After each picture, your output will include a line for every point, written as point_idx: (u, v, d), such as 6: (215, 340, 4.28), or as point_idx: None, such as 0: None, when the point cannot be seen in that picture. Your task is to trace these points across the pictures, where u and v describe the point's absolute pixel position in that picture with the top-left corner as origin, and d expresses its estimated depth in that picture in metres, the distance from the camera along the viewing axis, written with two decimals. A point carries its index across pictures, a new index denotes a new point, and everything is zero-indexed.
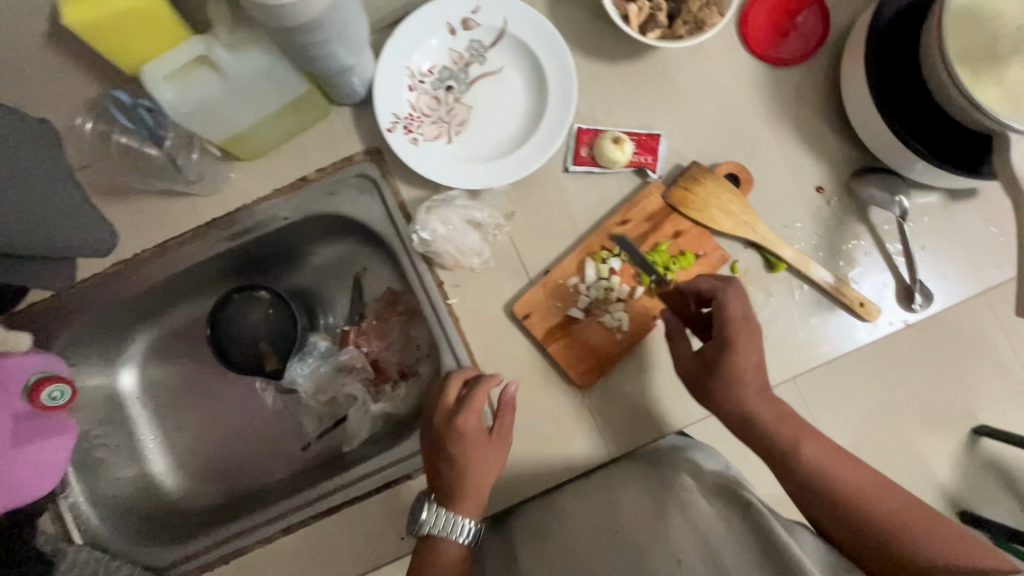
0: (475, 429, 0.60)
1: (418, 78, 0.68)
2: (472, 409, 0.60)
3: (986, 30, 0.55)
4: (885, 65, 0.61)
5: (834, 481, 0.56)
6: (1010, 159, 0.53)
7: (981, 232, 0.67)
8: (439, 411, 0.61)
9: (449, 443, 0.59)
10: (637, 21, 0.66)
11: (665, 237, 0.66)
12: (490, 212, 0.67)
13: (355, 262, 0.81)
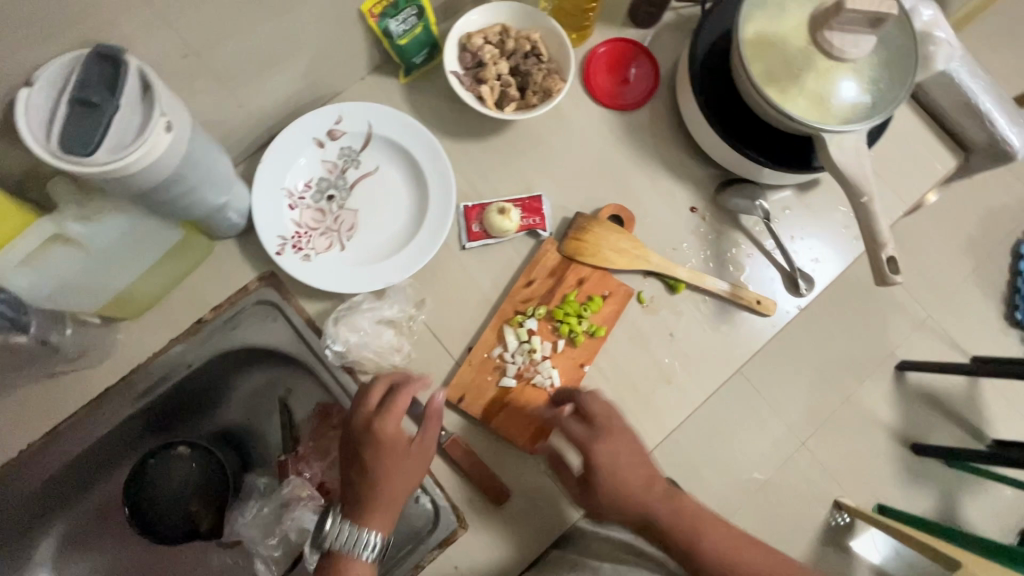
0: (394, 437, 0.56)
1: (297, 195, 0.68)
2: (394, 412, 0.57)
3: (783, 50, 0.64)
4: (713, 93, 0.69)
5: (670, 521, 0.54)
6: (832, 155, 0.61)
7: (834, 213, 0.76)
8: (365, 411, 0.58)
9: (365, 438, 0.56)
10: (492, 99, 0.70)
11: (571, 287, 0.69)
12: (400, 307, 0.67)
13: (279, 386, 0.77)
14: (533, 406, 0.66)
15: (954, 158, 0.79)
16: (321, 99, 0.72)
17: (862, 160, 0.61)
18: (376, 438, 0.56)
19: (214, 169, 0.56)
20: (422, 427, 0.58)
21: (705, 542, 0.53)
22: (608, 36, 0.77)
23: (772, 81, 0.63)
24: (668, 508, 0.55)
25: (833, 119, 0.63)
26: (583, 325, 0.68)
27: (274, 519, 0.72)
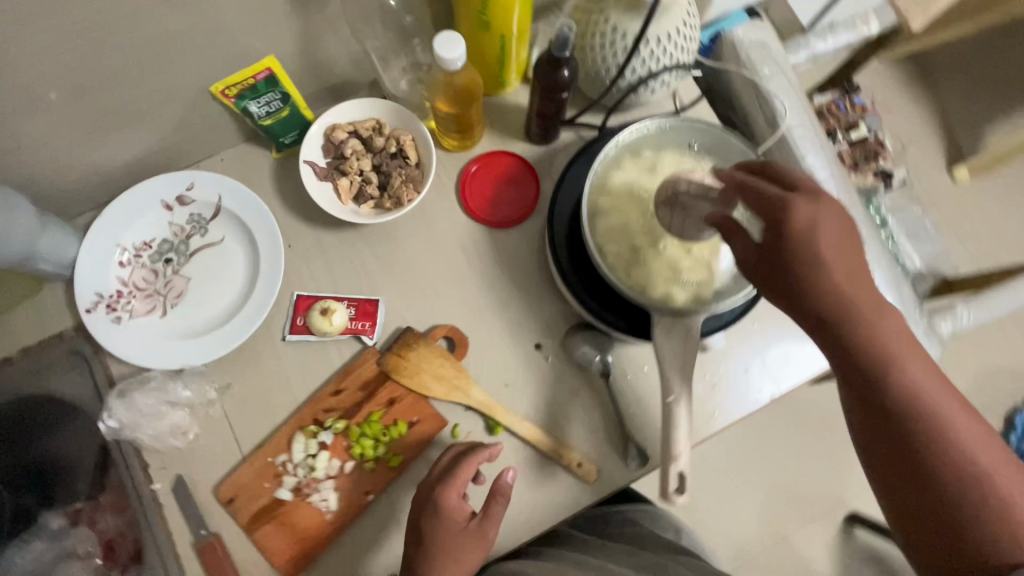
0: (453, 512, 0.57)
1: (133, 253, 0.68)
2: (455, 488, 0.58)
3: (636, 214, 0.63)
4: (569, 235, 0.65)
5: (895, 353, 0.45)
6: (655, 336, 0.56)
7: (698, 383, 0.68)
8: (428, 479, 0.60)
9: (424, 507, 0.58)
10: (348, 194, 0.68)
11: (379, 405, 0.65)
12: (197, 389, 0.64)
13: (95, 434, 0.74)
14: (302, 526, 0.62)
15: None
16: (187, 159, 0.71)
17: (686, 350, 0.55)
18: (422, 536, 0.57)
19: (5, 227, 0.57)
20: (484, 509, 0.59)
21: (911, 370, 0.45)
22: (493, 150, 0.74)
23: (616, 237, 0.62)
24: (904, 387, 0.45)
25: (664, 295, 0.60)
26: (378, 451, 0.64)
27: (52, 565, 0.73)
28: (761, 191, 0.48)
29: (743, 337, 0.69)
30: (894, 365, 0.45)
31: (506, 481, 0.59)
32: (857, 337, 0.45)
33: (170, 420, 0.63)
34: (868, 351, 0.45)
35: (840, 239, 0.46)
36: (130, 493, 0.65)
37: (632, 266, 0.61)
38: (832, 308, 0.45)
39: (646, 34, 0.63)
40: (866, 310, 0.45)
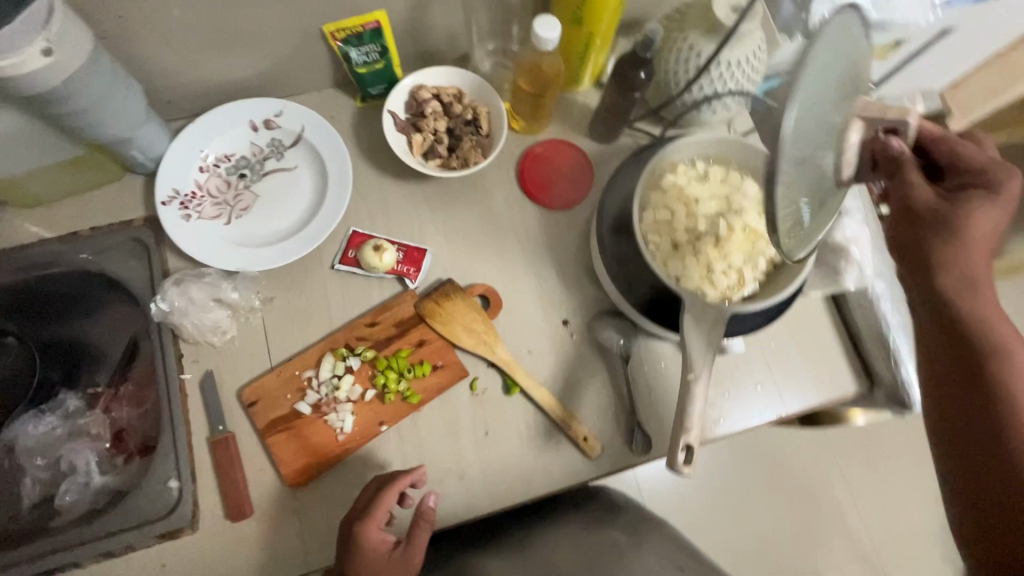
0: (379, 546, 0.58)
1: (212, 162, 0.73)
2: (376, 520, 0.58)
3: (682, 213, 0.67)
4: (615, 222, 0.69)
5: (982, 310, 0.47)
6: (683, 321, 0.59)
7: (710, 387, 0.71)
8: (354, 510, 0.60)
9: (347, 543, 0.58)
10: (419, 148, 0.73)
11: (409, 344, 0.69)
12: (244, 294, 0.68)
13: (132, 326, 0.78)
14: (314, 441, 0.65)
15: (855, 386, 0.73)
16: (280, 90, 0.77)
17: (710, 339, 0.58)
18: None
19: (117, 112, 0.61)
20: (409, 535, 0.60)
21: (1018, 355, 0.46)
22: (556, 138, 0.79)
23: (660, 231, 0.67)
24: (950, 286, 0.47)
25: (698, 290, 0.64)
26: (399, 385, 0.66)
27: (62, 442, 0.74)
28: (973, 168, 0.50)
29: (758, 353, 0.73)
30: (984, 335, 0.46)
31: (429, 506, 0.60)
32: (964, 303, 0.47)
33: (211, 315, 0.66)
34: (967, 304, 0.47)
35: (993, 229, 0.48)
36: (159, 379, 0.67)
37: (670, 258, 0.66)
38: (935, 267, 0.48)
39: (719, 57, 0.69)
40: (978, 285, 0.47)
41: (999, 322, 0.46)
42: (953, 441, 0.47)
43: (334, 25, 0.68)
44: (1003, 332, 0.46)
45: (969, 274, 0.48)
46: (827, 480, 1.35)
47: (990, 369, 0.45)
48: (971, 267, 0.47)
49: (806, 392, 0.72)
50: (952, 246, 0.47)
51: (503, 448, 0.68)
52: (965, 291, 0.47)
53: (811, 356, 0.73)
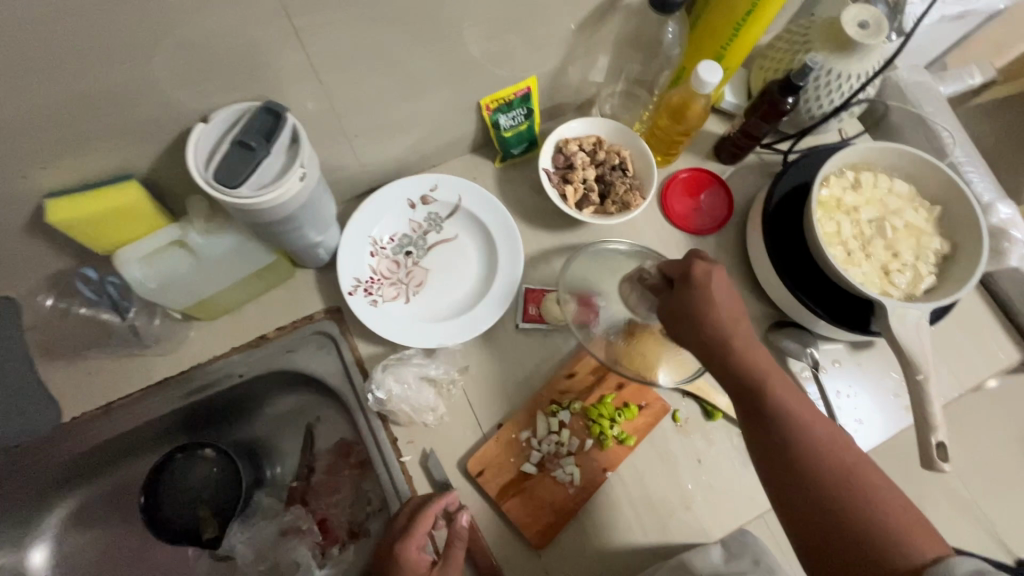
0: (415, 564, 0.58)
1: (380, 245, 0.75)
2: (413, 539, 0.59)
3: (846, 223, 0.71)
4: (780, 239, 0.72)
5: (755, 357, 0.55)
6: (890, 324, 0.62)
7: (885, 377, 0.76)
8: (389, 535, 0.61)
9: (388, 562, 0.59)
10: (574, 199, 0.76)
11: (610, 389, 0.71)
12: (444, 368, 0.70)
13: (309, 412, 0.79)
14: (547, 498, 0.66)
15: (1018, 353, 0.77)
16: (422, 164, 0.80)
17: (922, 337, 0.62)
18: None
19: (318, 217, 0.62)
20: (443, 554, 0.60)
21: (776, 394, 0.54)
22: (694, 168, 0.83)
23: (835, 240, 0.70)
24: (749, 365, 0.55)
25: (883, 292, 0.68)
26: (614, 430, 0.68)
27: (273, 544, 0.75)
28: (678, 262, 0.61)
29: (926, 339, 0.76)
30: (764, 384, 0.54)
31: (463, 524, 0.61)
32: (755, 376, 0.54)
33: (424, 395, 0.67)
34: (770, 380, 0.54)
35: (731, 300, 0.57)
36: (379, 466, 0.68)
37: (849, 265, 0.69)
38: (709, 333, 0.56)
39: (849, 72, 0.74)
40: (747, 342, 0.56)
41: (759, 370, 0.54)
42: (771, 476, 0.52)
43: (490, 97, 0.71)
44: (765, 375, 0.54)
45: (723, 336, 0.55)
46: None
47: (779, 412, 0.53)
48: (727, 329, 0.56)
49: (977, 366, 0.76)
50: (703, 317, 0.56)
51: (719, 471, 0.70)
52: (733, 354, 0.55)
53: (971, 332, 0.77)
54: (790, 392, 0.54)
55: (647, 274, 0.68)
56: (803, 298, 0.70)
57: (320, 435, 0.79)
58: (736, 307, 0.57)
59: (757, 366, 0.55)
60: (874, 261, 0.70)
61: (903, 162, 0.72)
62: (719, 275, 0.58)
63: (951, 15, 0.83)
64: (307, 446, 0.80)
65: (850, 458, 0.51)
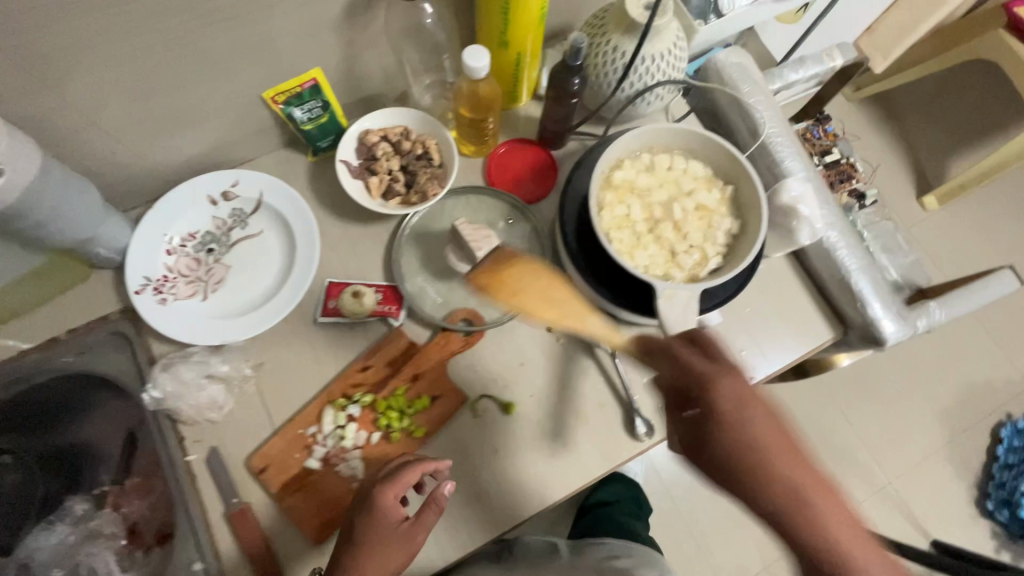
0: (388, 510, 0.58)
1: (178, 243, 0.74)
2: (393, 487, 0.58)
3: (638, 206, 0.70)
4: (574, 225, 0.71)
5: (795, 502, 0.48)
6: (659, 306, 0.61)
7: None
8: (374, 477, 0.61)
9: (361, 504, 0.59)
10: (377, 191, 0.75)
11: (404, 381, 0.70)
12: (233, 364, 0.69)
13: (128, 415, 0.74)
14: (329, 494, 0.65)
15: (830, 332, 0.77)
16: (231, 160, 0.79)
17: (686, 319, 0.61)
18: (362, 538, 0.58)
19: (73, 214, 0.62)
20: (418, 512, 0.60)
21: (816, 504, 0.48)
22: (512, 142, 0.82)
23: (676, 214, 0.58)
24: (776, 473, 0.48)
25: (667, 275, 0.67)
26: (403, 422, 0.68)
27: (74, 552, 0.72)
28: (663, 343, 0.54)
29: (736, 320, 0.76)
30: (804, 496, 0.48)
31: (446, 492, 0.60)
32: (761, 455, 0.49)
33: (206, 393, 0.67)
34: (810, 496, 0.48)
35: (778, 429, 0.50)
36: (164, 465, 0.68)
37: (637, 249, 0.69)
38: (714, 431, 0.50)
39: (642, 53, 0.72)
40: (784, 456, 0.49)
41: (781, 451, 0.49)
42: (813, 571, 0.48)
43: (273, 90, 0.70)
44: (811, 496, 0.48)
45: (780, 506, 0.48)
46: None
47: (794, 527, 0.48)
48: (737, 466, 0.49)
49: (788, 345, 0.76)
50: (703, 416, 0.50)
51: (514, 461, 0.69)
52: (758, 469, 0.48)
53: (782, 312, 0.77)
54: (818, 488, 0.48)
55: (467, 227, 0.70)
56: (591, 281, 0.69)
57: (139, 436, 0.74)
58: (741, 389, 0.50)
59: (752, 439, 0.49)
60: (665, 244, 0.69)
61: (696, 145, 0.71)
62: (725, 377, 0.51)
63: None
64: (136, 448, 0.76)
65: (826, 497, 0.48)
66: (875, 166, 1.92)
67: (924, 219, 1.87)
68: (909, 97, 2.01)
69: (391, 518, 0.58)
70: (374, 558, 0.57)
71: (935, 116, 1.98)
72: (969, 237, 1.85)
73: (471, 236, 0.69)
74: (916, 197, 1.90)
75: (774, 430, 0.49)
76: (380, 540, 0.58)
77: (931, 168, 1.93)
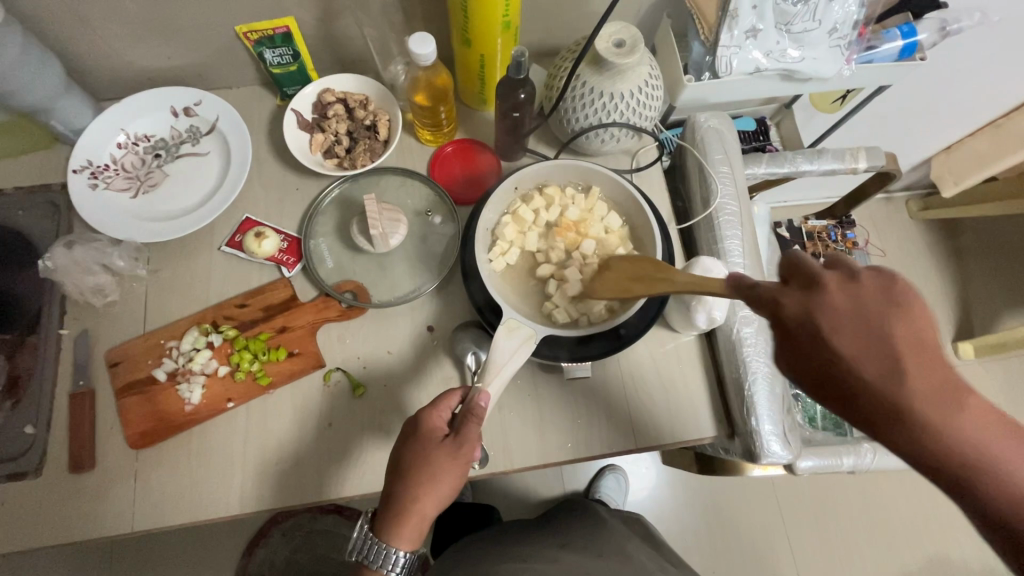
0: (450, 448, 0.55)
1: (131, 140, 0.79)
2: (466, 425, 0.55)
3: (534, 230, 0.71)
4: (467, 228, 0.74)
5: (955, 442, 0.38)
6: (496, 331, 0.62)
7: (565, 418, 0.70)
8: (442, 416, 0.56)
9: (407, 427, 0.57)
10: (317, 145, 0.77)
11: (271, 329, 0.72)
12: (130, 262, 0.73)
13: (15, 274, 0.75)
14: (162, 408, 0.68)
15: (712, 431, 0.71)
16: (209, 83, 0.84)
17: (514, 356, 0.61)
18: (404, 465, 0.55)
19: (29, 83, 0.68)
20: (466, 436, 0.55)
21: (968, 403, 0.38)
22: (465, 141, 0.82)
23: (641, 280, 0.59)
24: (953, 438, 0.38)
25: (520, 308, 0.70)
26: (252, 365, 0.69)
27: None
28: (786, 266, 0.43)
29: (617, 381, 0.72)
30: (975, 451, 0.38)
31: (481, 403, 0.56)
32: (891, 410, 0.38)
33: (94, 279, 0.71)
34: (982, 488, 0.38)
35: (873, 332, 0.39)
36: (39, 331, 0.72)
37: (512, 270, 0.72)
38: (841, 370, 0.39)
39: (602, 88, 0.69)
40: (937, 401, 0.38)
41: (984, 436, 0.38)
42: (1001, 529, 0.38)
43: (246, 27, 0.73)
44: (984, 441, 0.38)
45: (943, 447, 0.38)
46: (770, 542, 1.30)
47: (1020, 510, 0.37)
48: (894, 411, 0.38)
49: (660, 429, 0.71)
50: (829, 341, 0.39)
51: (341, 442, 0.68)
52: (952, 458, 0.38)
53: (669, 392, 0.72)
54: (989, 426, 0.38)
55: (372, 204, 0.71)
56: (475, 298, 0.69)
57: (25, 301, 0.74)
58: (902, 297, 0.39)
59: (892, 418, 0.38)
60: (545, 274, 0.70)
61: (619, 194, 0.72)
62: (844, 306, 0.40)
63: (767, 69, 0.78)
64: (10, 312, 0.73)
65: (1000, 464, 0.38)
66: None
67: None
68: (977, 234, 1.83)
69: (461, 453, 0.55)
70: (436, 493, 0.54)
71: (996, 262, 1.81)
72: (995, 401, 1.66)
73: (374, 214, 0.71)
74: (951, 341, 1.72)
75: (974, 415, 0.38)
76: (433, 476, 0.54)
77: (977, 314, 1.75)
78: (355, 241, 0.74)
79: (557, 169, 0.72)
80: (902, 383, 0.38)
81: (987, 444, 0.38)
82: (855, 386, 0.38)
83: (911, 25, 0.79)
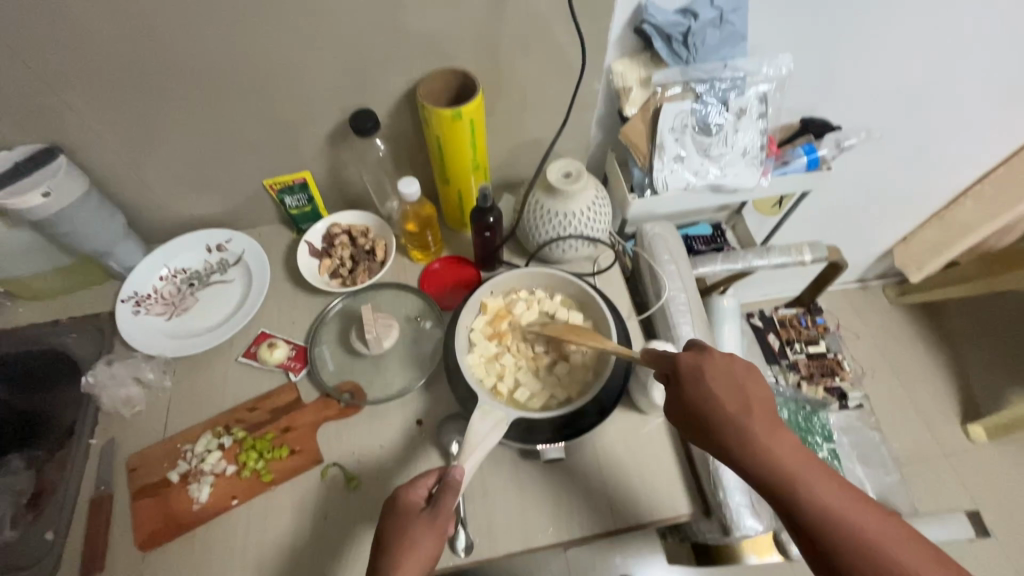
0: (427, 515, 0.60)
1: (171, 273, 0.94)
2: (442, 494, 0.61)
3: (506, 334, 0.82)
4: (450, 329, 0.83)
5: (790, 466, 0.56)
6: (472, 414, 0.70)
7: (546, 500, 0.74)
8: (419, 492, 0.63)
9: (387, 504, 0.63)
10: (325, 269, 0.92)
11: (276, 430, 0.80)
12: (159, 375, 0.84)
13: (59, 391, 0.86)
14: (173, 507, 0.74)
15: (687, 508, 0.74)
16: (239, 224, 1.01)
17: (488, 436, 0.68)
18: (385, 539, 0.60)
19: (98, 231, 0.85)
20: (441, 503, 0.61)
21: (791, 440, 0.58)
22: (450, 258, 0.96)
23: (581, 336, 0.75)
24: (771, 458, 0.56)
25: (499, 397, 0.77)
26: (257, 464, 0.76)
27: None
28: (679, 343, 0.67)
29: (592, 462, 0.77)
30: (797, 474, 0.55)
31: (457, 476, 0.62)
32: (732, 435, 0.58)
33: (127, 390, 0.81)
34: (795, 496, 0.55)
35: (731, 385, 0.60)
36: (72, 441, 0.81)
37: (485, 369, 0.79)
38: (695, 405, 0.60)
39: (555, 208, 0.85)
40: (764, 429, 0.58)
41: (799, 462, 0.56)
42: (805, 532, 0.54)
43: (272, 180, 0.92)
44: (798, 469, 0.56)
45: (768, 463, 0.56)
46: None
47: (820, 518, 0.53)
48: (728, 428, 0.58)
49: (638, 506, 0.74)
50: (700, 386, 0.61)
51: (335, 534, 0.72)
52: (780, 475, 0.55)
53: (643, 471, 0.77)
54: (803, 459, 0.56)
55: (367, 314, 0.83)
56: (456, 389, 0.78)
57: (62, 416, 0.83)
58: (749, 367, 0.62)
59: (735, 440, 0.58)
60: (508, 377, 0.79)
61: (580, 294, 0.84)
62: (712, 367, 0.61)
63: (697, 185, 0.94)
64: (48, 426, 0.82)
65: (813, 488, 0.55)
66: (908, 377, 1.79)
67: (964, 448, 1.66)
68: (958, 316, 1.90)
69: (436, 519, 0.60)
70: (412, 559, 0.57)
71: (983, 341, 1.85)
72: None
73: (371, 322, 0.83)
74: (959, 423, 1.71)
75: (788, 448, 0.57)
76: (411, 541, 0.58)
77: (978, 392, 1.76)
78: (354, 346, 0.85)
79: (524, 276, 0.85)
80: (748, 417, 0.58)
81: (809, 473, 0.55)
82: (702, 408, 0.60)
83: (812, 144, 0.97)
